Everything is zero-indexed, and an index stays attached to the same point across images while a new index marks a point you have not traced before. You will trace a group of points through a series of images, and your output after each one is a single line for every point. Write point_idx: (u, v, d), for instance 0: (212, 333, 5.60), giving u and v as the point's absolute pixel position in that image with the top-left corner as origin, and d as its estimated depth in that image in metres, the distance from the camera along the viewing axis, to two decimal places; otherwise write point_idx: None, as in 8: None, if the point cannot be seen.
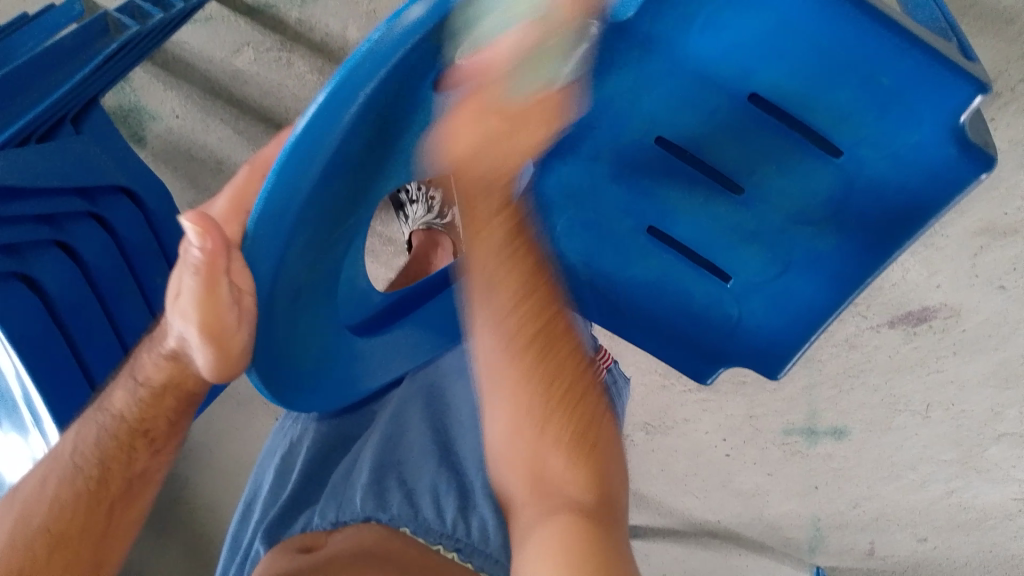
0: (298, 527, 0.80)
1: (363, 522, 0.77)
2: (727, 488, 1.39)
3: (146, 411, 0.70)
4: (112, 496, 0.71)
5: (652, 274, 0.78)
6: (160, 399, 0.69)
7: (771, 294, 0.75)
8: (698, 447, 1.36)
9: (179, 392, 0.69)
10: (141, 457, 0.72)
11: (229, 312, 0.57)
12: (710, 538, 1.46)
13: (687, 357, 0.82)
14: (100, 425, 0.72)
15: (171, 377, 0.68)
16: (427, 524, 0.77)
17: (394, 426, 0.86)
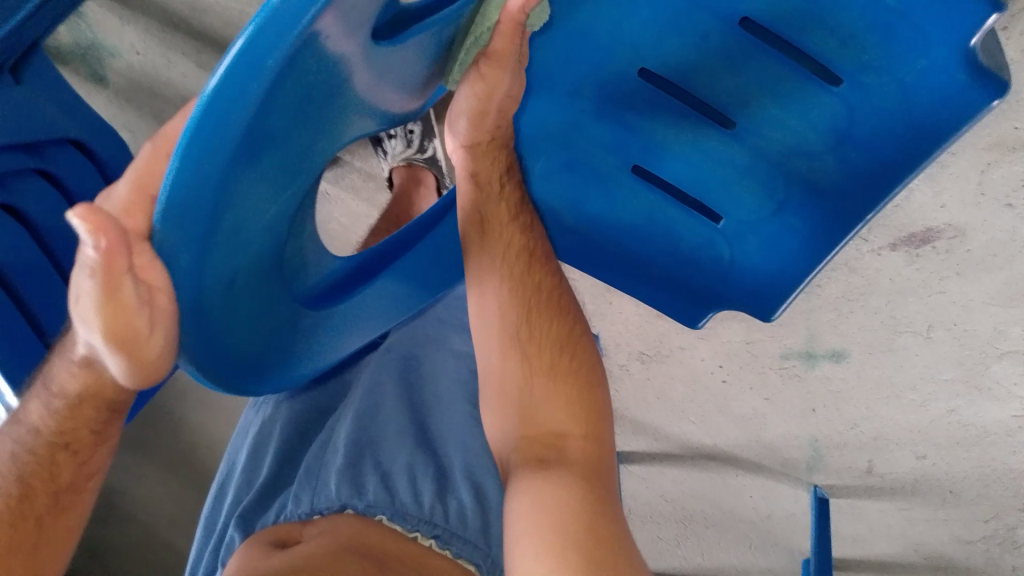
0: (270, 517, 0.76)
1: (338, 509, 0.71)
2: (725, 413, 1.37)
3: (64, 423, 0.54)
4: (41, 513, 0.56)
5: (638, 216, 0.73)
6: (78, 411, 0.53)
7: (767, 233, 0.70)
8: (694, 374, 1.34)
9: (100, 399, 0.53)
10: (67, 469, 0.56)
11: (140, 314, 0.47)
12: (707, 460, 1.46)
13: (675, 301, 0.77)
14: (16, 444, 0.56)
15: (90, 384, 0.52)
16: (405, 510, 0.72)
17: (370, 399, 0.83)
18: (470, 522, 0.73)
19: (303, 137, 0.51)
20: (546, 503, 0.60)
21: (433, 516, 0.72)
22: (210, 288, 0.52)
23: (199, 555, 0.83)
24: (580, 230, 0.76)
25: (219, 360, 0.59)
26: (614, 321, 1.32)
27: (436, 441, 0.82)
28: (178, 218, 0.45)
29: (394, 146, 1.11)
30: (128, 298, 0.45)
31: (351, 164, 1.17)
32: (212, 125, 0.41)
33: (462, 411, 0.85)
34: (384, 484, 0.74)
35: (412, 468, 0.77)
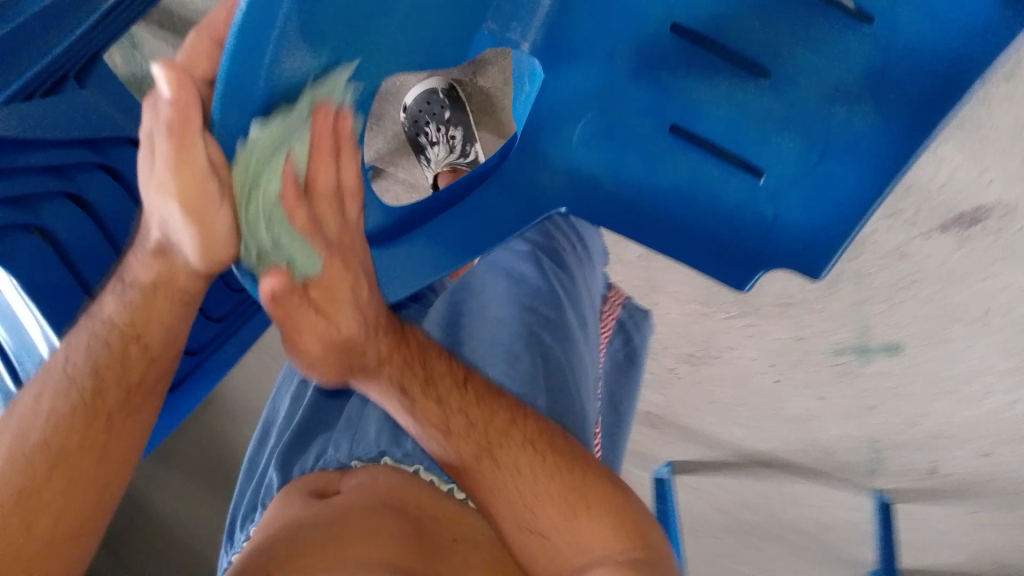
0: (308, 461, 0.84)
1: (377, 456, 0.81)
2: (777, 415, 1.34)
3: (136, 315, 0.71)
4: (111, 406, 0.69)
5: (679, 177, 0.73)
6: (152, 298, 0.71)
7: (810, 185, 0.70)
8: (743, 375, 1.31)
9: (170, 290, 0.71)
10: (136, 364, 0.71)
11: (208, 184, 0.60)
12: (761, 467, 1.42)
13: (720, 265, 0.76)
14: (91, 341, 0.71)
15: (160, 275, 0.70)
16: (439, 459, 0.81)
17: None
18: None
19: (340, 55, 0.61)
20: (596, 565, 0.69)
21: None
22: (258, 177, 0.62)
23: (247, 490, 0.92)
24: (619, 196, 0.75)
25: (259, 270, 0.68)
26: (660, 323, 1.31)
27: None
28: (231, 106, 0.57)
29: (438, 153, 1.12)
30: (195, 166, 0.58)
31: (396, 176, 1.20)
32: (253, 25, 0.53)
33: (498, 365, 0.88)
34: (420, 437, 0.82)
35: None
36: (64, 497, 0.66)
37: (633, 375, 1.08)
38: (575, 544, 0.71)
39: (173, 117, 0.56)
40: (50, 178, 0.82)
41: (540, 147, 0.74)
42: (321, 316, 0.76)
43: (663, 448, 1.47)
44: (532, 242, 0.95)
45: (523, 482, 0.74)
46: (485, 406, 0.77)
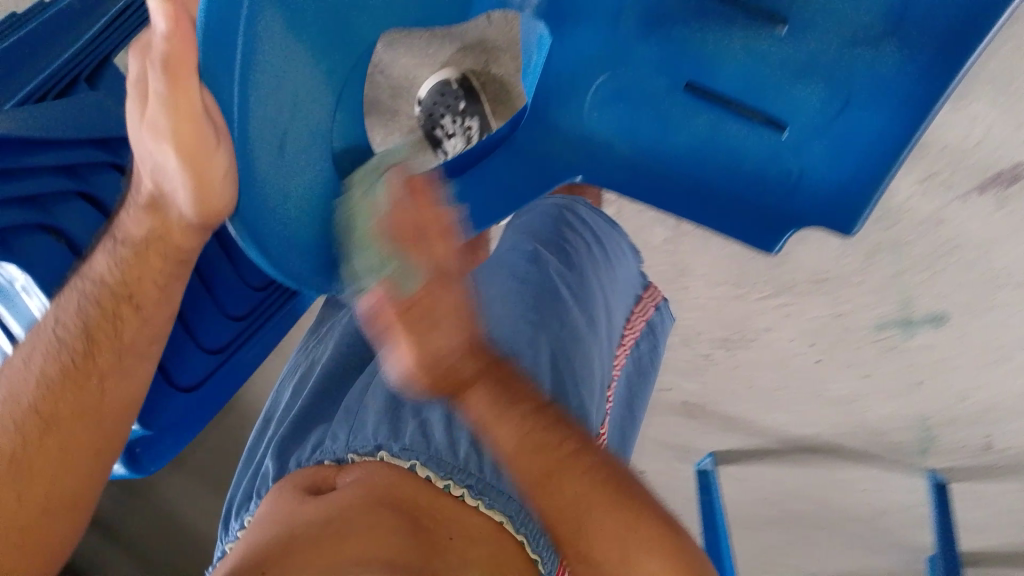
0: (305, 456, 0.75)
1: (373, 451, 0.70)
2: (821, 397, 1.30)
3: (128, 273, 0.77)
4: (102, 369, 0.77)
5: (698, 137, 0.71)
6: (143, 256, 0.77)
7: (835, 136, 0.67)
8: (782, 357, 1.27)
9: (159, 249, 0.77)
10: (128, 321, 0.78)
11: (206, 130, 0.62)
12: (808, 452, 1.37)
13: (747, 226, 0.74)
14: (82, 300, 0.78)
15: (150, 232, 0.76)
16: (440, 455, 0.68)
17: None
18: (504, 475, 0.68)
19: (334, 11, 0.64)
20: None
21: (468, 464, 0.67)
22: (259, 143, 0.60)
23: (240, 485, 0.83)
24: (641, 159, 0.75)
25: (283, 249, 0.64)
26: (692, 307, 1.28)
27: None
28: (216, 59, 0.55)
29: None
30: (186, 104, 0.60)
31: None
32: None
33: (500, 360, 0.81)
34: (422, 429, 0.71)
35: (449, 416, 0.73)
36: (53, 462, 0.73)
37: (650, 378, 1.05)
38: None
39: (165, 56, 0.56)
40: (64, 178, 0.82)
41: (552, 113, 0.75)
42: (426, 331, 0.60)
43: (703, 438, 1.43)
44: (538, 240, 0.95)
45: (596, 513, 0.58)
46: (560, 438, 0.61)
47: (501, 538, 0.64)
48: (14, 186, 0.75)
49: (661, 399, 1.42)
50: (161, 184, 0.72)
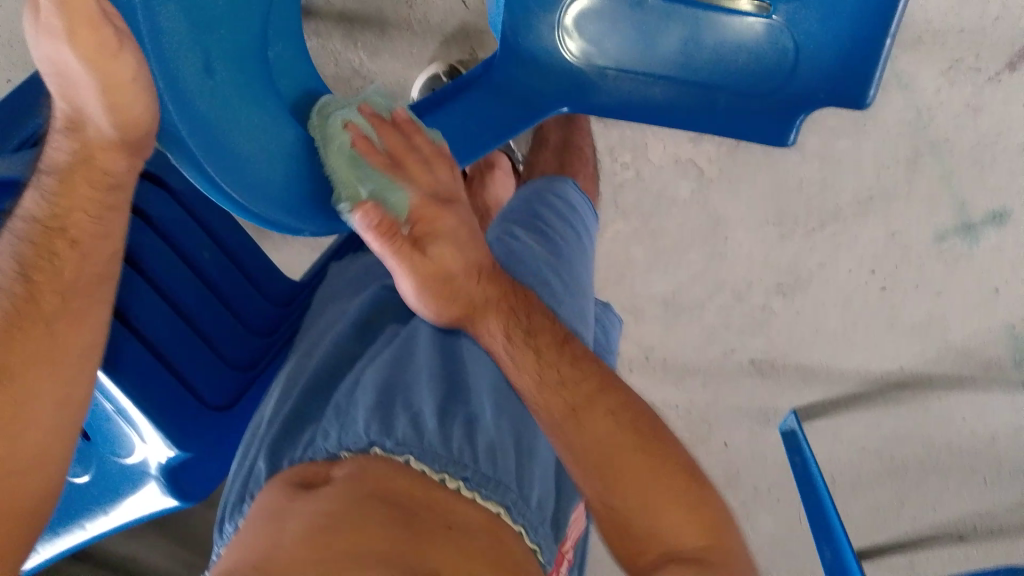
0: (298, 454, 0.70)
1: (364, 449, 0.66)
2: (897, 326, 1.20)
3: (59, 202, 0.62)
4: (48, 315, 0.63)
5: (680, 42, 0.73)
6: (69, 183, 0.61)
7: (822, 1, 0.68)
8: (847, 293, 1.20)
9: (89, 169, 0.61)
10: (64, 262, 0.64)
11: (102, 27, 0.51)
12: (899, 391, 1.26)
13: (759, 119, 0.75)
14: (12, 241, 0.64)
15: (77, 152, 0.60)
16: (435, 450, 0.66)
17: (401, 349, 0.77)
18: (501, 462, 0.67)
19: None
20: None
21: (463, 456, 0.66)
22: (179, 63, 0.56)
23: (229, 484, 0.73)
24: (624, 78, 0.75)
25: (247, 187, 0.63)
26: (737, 262, 1.21)
27: (465, 388, 0.73)
28: None
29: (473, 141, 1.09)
30: (82, 3, 0.50)
31: None
32: None
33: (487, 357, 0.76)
34: (415, 423, 0.68)
35: (442, 412, 0.69)
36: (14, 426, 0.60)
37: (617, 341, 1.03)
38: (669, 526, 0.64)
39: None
40: None
41: (523, 47, 0.75)
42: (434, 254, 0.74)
43: (781, 399, 1.31)
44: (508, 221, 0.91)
45: (607, 483, 0.67)
46: (579, 367, 0.73)
47: (499, 526, 0.64)
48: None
49: (727, 361, 1.30)
50: (71, 97, 0.56)
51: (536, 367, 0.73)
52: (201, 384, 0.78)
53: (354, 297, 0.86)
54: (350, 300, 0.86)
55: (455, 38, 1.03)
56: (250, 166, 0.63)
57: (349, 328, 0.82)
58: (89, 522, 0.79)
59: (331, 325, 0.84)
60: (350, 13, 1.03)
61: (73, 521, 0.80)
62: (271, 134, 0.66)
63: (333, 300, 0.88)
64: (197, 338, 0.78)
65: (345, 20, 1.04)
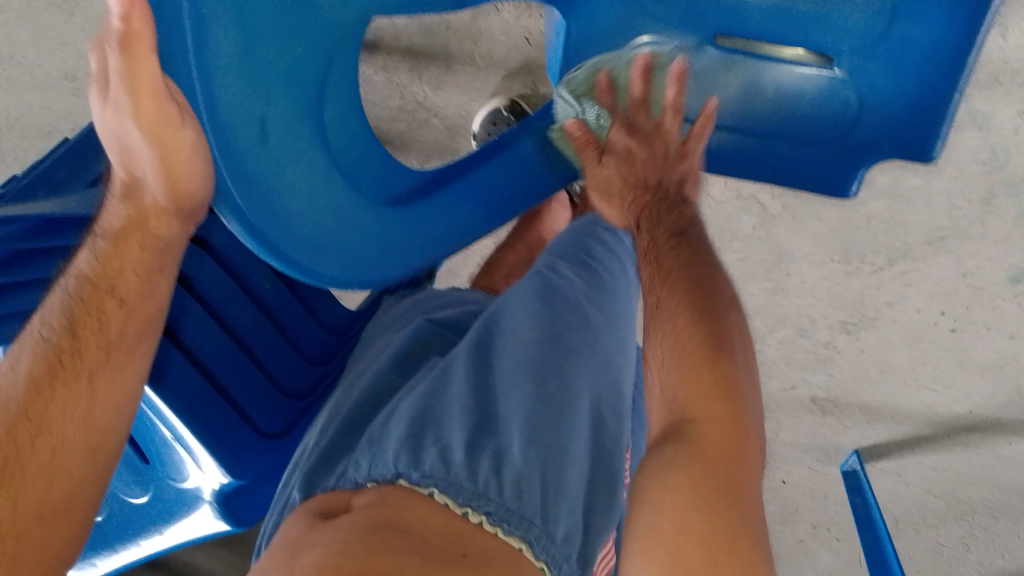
0: (332, 482, 0.71)
1: (391, 480, 0.67)
2: (967, 368, 1.16)
3: (111, 263, 0.67)
4: (91, 366, 0.67)
5: (738, 88, 0.69)
6: (122, 245, 0.67)
7: (890, 51, 0.63)
8: (914, 331, 1.16)
9: (143, 233, 0.67)
10: (113, 317, 0.68)
11: (166, 104, 0.54)
12: (967, 435, 1.22)
13: (818, 167, 0.72)
14: (64, 295, 0.68)
15: (132, 219, 0.67)
16: (460, 483, 0.66)
17: (438, 380, 0.78)
18: (527, 495, 0.66)
19: None
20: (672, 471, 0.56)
21: (488, 490, 0.65)
22: (235, 122, 0.54)
23: (267, 519, 0.76)
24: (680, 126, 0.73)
25: (286, 235, 0.61)
26: (800, 296, 1.19)
27: (497, 417, 0.73)
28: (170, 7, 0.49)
29: None
30: (145, 77, 0.52)
31: None
32: None
33: (521, 388, 0.75)
34: (442, 455, 0.68)
35: (472, 443, 0.69)
36: (48, 467, 0.64)
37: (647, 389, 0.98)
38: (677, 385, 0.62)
39: (123, 36, 0.49)
40: None
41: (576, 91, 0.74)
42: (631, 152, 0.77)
43: (845, 435, 1.28)
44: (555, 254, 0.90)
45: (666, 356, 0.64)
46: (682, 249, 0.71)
47: (522, 562, 0.63)
48: (33, 269, 0.71)
49: (787, 398, 1.28)
50: (132, 163, 0.63)
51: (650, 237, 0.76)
52: (253, 410, 0.80)
53: (400, 329, 0.88)
54: (396, 333, 0.87)
55: (518, 74, 1.04)
56: (295, 228, 0.61)
57: (391, 360, 0.83)
58: (144, 539, 0.82)
59: (374, 356, 0.85)
60: (416, 45, 1.04)
61: (129, 538, 0.82)
62: (337, 190, 0.63)
63: (384, 333, 0.89)
64: (254, 366, 0.81)
65: (411, 53, 1.05)
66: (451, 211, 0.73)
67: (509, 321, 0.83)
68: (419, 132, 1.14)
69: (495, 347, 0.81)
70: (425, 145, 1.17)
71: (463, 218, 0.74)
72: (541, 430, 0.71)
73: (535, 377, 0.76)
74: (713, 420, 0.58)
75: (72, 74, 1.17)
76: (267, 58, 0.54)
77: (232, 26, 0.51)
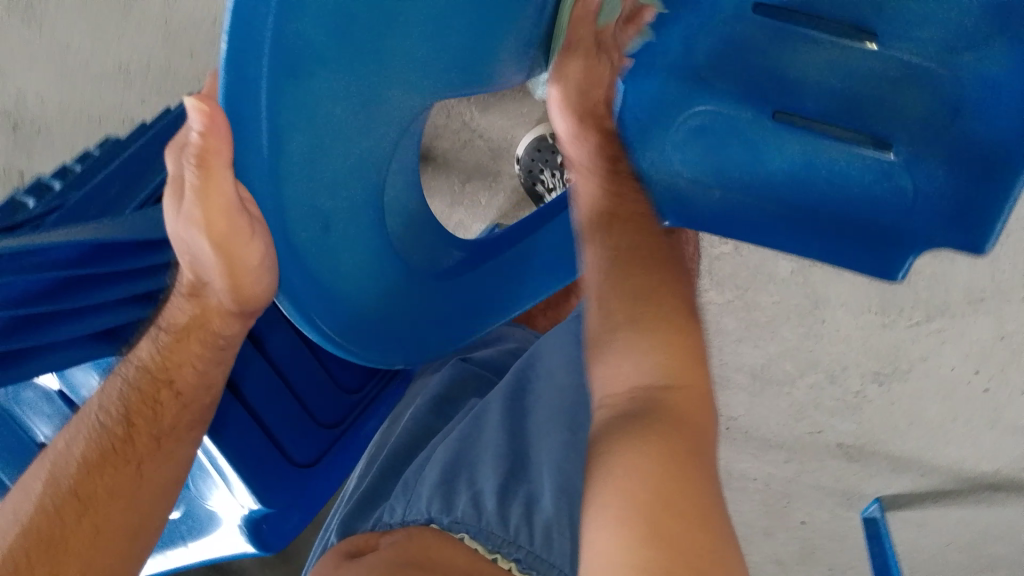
0: (368, 523, 0.72)
1: (424, 524, 0.67)
2: (1000, 428, 1.12)
3: (170, 358, 0.66)
4: (142, 456, 0.66)
5: (793, 161, 0.66)
6: (184, 342, 0.66)
7: (951, 144, 0.61)
8: (948, 387, 1.12)
9: (204, 334, 0.66)
10: (169, 410, 0.67)
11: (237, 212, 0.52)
12: (992, 492, 1.17)
13: (862, 254, 0.67)
14: (120, 384, 0.66)
15: (195, 318, 0.65)
16: (491, 528, 0.66)
17: (475, 425, 0.78)
18: (558, 542, 0.64)
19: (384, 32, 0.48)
20: (640, 457, 0.46)
21: (518, 535, 0.65)
22: (297, 221, 0.51)
23: (315, 552, 0.78)
24: (731, 196, 0.69)
25: (338, 318, 0.58)
26: (833, 343, 1.15)
27: (530, 465, 0.72)
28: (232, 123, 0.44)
29: None
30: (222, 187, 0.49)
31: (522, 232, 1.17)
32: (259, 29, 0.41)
33: (556, 434, 0.74)
34: (474, 500, 0.68)
35: (504, 489, 0.69)
36: (91, 548, 0.62)
37: None
38: (640, 349, 0.53)
39: (199, 150, 0.45)
40: (141, 305, 0.71)
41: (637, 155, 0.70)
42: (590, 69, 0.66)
43: (869, 482, 1.25)
44: None
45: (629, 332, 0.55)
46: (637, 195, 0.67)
47: None
48: (124, 288, 0.68)
49: (812, 441, 1.25)
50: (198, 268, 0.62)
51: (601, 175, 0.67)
52: (287, 440, 0.79)
53: (435, 371, 0.89)
54: (433, 374, 0.88)
55: None
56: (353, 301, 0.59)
57: (427, 403, 0.83)
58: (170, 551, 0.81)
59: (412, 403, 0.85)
60: None
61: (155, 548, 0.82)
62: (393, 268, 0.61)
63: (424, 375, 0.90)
64: (290, 399, 0.80)
65: None
66: (503, 276, 0.73)
67: (547, 362, 0.81)
68: (463, 152, 1.11)
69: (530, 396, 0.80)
70: (466, 166, 1.13)
71: (519, 286, 0.74)
72: (571, 474, 0.69)
73: (567, 421, 0.74)
74: (691, 390, 0.52)
75: (122, 65, 1.16)
76: (341, 150, 0.51)
77: (296, 126, 0.46)
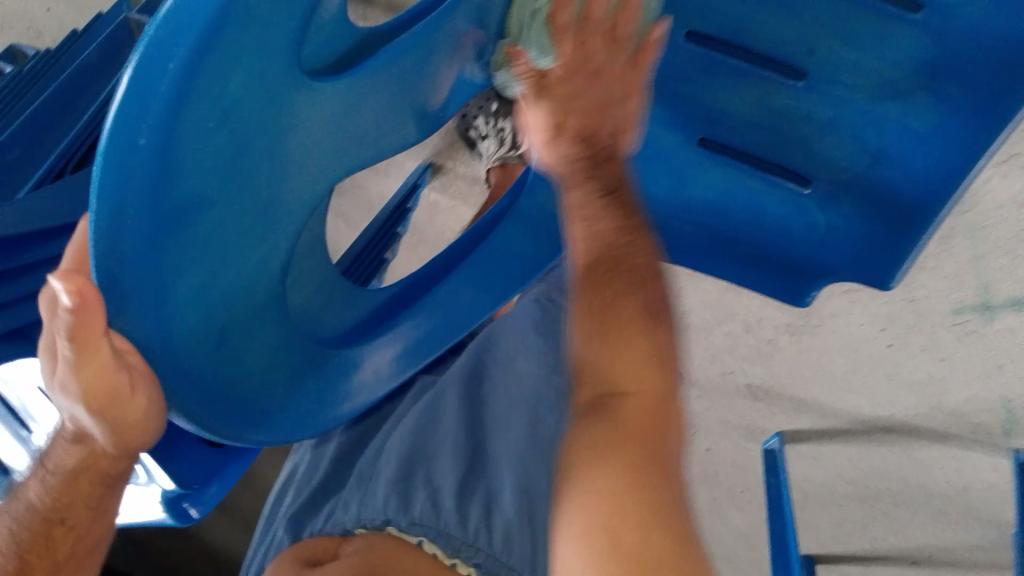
0: (318, 522, 0.58)
1: (379, 528, 0.54)
2: (896, 381, 0.89)
3: (59, 499, 0.42)
4: None
5: (713, 192, 0.67)
6: (72, 488, 0.41)
7: (866, 190, 0.62)
8: (849, 343, 0.90)
9: (101, 478, 0.42)
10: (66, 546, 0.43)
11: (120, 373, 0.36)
12: (882, 434, 0.93)
13: (772, 280, 0.70)
14: (10, 521, 0.44)
15: (85, 462, 0.41)
16: (449, 530, 0.53)
17: (424, 419, 0.62)
18: (517, 544, 0.53)
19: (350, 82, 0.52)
20: (601, 494, 0.38)
21: (478, 537, 0.53)
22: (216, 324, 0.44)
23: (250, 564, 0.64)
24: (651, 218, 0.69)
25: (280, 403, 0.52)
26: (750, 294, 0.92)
27: (486, 462, 0.59)
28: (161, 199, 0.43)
29: (488, 147, 0.98)
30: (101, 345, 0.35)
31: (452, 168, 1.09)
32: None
33: (516, 425, 0.62)
34: (433, 500, 0.55)
35: (463, 489, 0.57)
36: None
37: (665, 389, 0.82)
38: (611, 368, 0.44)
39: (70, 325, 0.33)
40: None
41: None
42: (569, 81, 0.52)
43: (771, 419, 0.99)
44: None
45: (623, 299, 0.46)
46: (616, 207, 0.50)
47: None
48: (30, 282, 0.65)
49: (722, 384, 1.00)
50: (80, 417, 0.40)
51: (582, 177, 0.51)
52: None
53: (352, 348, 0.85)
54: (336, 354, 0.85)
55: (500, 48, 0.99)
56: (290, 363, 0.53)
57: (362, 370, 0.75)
58: None
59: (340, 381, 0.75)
60: None
61: None
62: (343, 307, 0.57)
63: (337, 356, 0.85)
64: None
65: None
66: None
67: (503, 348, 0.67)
68: None
69: (487, 381, 0.65)
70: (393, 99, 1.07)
71: None
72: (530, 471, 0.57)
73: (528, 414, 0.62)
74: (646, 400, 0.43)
75: None
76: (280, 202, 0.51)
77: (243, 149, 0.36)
